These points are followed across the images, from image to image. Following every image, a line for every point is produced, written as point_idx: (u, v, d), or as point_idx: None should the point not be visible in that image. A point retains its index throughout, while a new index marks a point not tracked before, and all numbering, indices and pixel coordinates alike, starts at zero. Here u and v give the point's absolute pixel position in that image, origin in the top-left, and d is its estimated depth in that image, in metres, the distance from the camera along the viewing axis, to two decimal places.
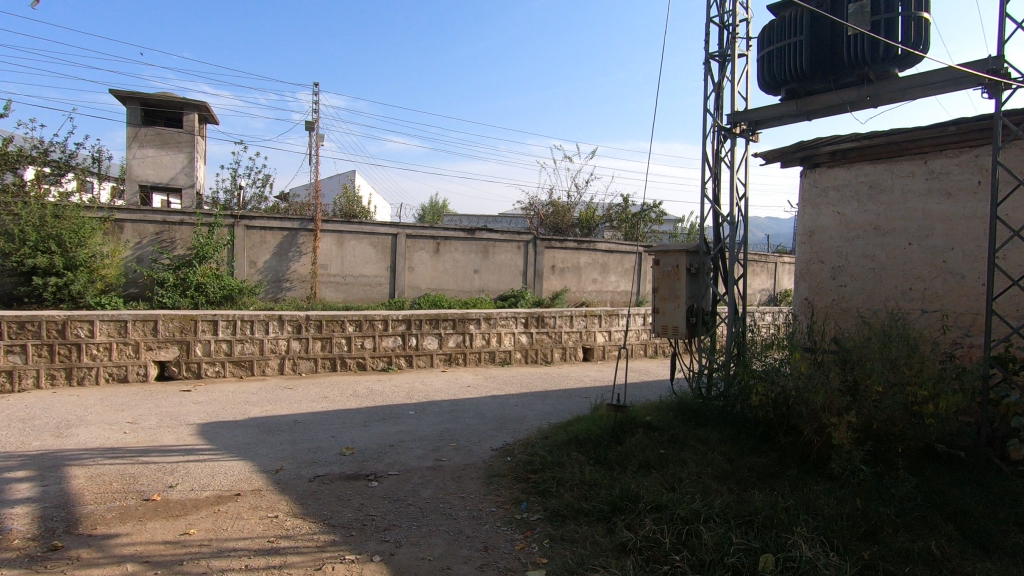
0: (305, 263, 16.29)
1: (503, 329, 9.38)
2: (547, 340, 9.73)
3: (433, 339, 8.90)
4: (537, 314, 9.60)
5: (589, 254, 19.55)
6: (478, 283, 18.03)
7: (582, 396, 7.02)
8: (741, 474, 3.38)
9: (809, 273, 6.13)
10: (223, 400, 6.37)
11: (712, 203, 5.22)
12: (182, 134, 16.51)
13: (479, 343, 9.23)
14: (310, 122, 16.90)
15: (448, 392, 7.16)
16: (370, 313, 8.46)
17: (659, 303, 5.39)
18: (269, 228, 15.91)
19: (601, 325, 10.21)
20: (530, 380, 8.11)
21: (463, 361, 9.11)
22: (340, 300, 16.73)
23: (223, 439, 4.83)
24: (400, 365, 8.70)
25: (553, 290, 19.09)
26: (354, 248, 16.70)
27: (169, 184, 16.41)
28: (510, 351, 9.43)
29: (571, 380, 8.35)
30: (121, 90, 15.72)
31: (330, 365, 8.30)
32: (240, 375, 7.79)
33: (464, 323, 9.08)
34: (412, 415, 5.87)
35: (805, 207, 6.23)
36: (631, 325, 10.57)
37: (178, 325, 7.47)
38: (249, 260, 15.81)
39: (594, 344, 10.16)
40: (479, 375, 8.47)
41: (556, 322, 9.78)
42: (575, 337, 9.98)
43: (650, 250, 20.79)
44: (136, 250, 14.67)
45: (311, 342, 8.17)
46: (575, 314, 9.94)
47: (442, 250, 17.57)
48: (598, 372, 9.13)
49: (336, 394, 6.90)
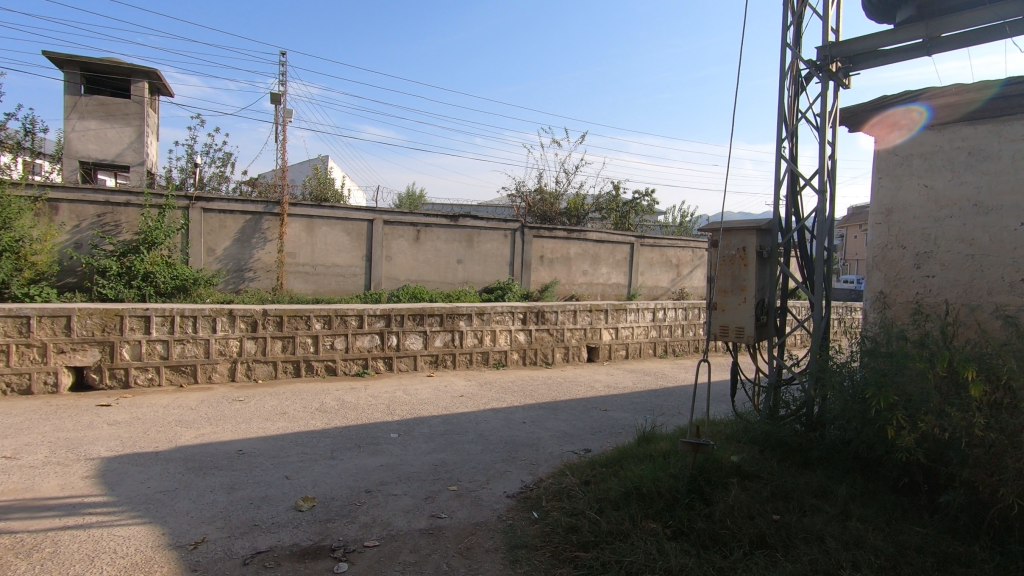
0: (270, 250, 14.71)
1: (498, 327, 8.11)
2: (547, 338, 8.49)
3: (417, 338, 7.59)
4: (536, 309, 8.36)
5: (580, 244, 18.40)
6: (461, 274, 16.69)
7: (602, 411, 5.80)
8: (916, 564, 2.22)
9: (885, 261, 4.83)
10: (148, 420, 4.95)
11: (789, 163, 4.03)
12: (130, 105, 14.71)
13: (470, 342, 7.94)
14: (276, 94, 15.25)
15: (438, 403, 5.86)
16: (341, 308, 7.09)
17: (717, 298, 4.17)
18: (229, 212, 14.28)
19: (607, 322, 9.03)
20: (534, 387, 6.86)
21: (452, 364, 7.82)
22: (310, 291, 15.22)
23: (130, 484, 3.46)
24: (378, 369, 7.36)
25: (542, 282, 17.87)
26: (325, 235, 15.17)
27: (115, 161, 14.59)
28: (506, 351, 8.17)
29: (581, 385, 7.13)
30: (56, 52, 13.85)
31: (293, 369, 6.92)
32: (180, 383, 6.35)
33: (453, 319, 7.78)
34: (395, 441, 4.53)
35: (879, 179, 4.91)
36: (640, 321, 9.43)
37: (98, 322, 6.00)
38: (206, 247, 14.15)
39: (599, 343, 8.97)
40: (472, 380, 7.19)
41: (558, 319, 8.56)
42: (578, 335, 8.77)
43: (641, 240, 19.88)
44: (74, 234, 12.88)
45: (269, 342, 6.78)
46: (579, 309, 8.73)
47: (422, 238, 16.15)
48: (608, 376, 7.91)
49: (299, 408, 5.54)
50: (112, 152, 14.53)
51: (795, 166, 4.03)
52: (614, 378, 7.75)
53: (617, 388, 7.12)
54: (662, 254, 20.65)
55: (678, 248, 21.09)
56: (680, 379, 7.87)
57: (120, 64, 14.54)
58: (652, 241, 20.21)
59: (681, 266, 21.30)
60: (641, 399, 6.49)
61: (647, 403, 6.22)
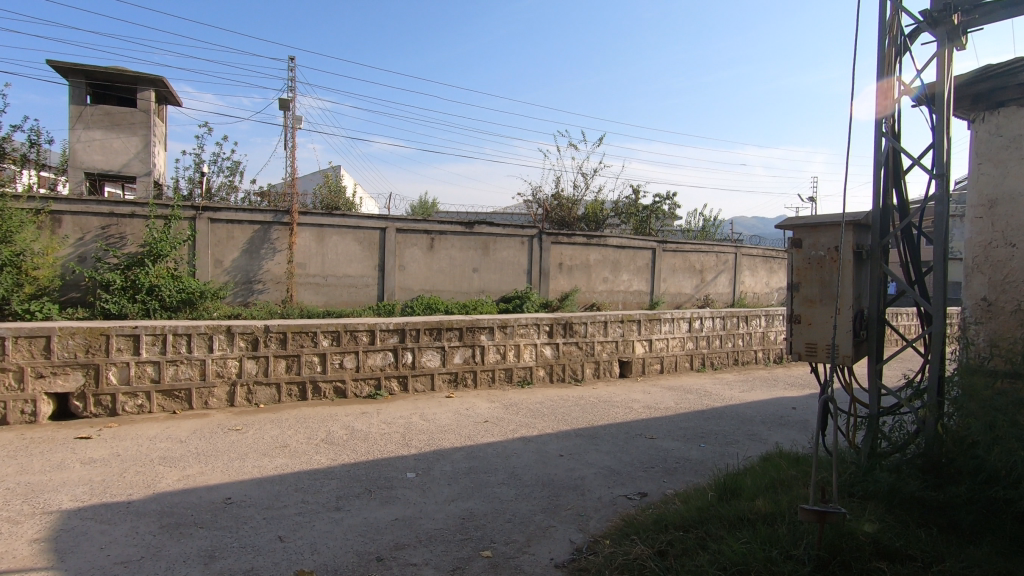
0: (279, 261, 14.16)
1: (522, 340, 7.40)
2: (576, 353, 7.76)
3: (435, 354, 6.90)
4: (564, 321, 7.64)
5: (600, 250, 17.65)
6: (477, 283, 16.01)
7: (648, 439, 5.04)
8: None
9: (989, 262, 3.93)
10: (129, 457, 4.29)
11: (891, 139, 3.33)
12: (136, 114, 14.32)
13: (492, 359, 7.23)
14: (284, 100, 14.76)
15: (460, 431, 5.15)
16: (351, 322, 6.44)
17: (802, 309, 3.46)
18: (237, 222, 13.77)
19: (639, 334, 8.29)
20: (566, 408, 6.12)
21: (473, 383, 7.11)
22: (321, 303, 14.63)
23: (88, 551, 2.80)
24: (392, 390, 6.68)
25: (561, 290, 17.14)
26: (336, 244, 14.60)
27: (121, 172, 14.17)
28: (532, 368, 7.44)
29: (617, 406, 6.38)
30: (61, 61, 13.50)
31: (298, 392, 6.26)
32: (173, 409, 5.71)
33: (473, 334, 7.09)
34: (413, 483, 3.82)
35: (979, 164, 4.03)
36: (675, 332, 8.66)
37: (82, 343, 5.40)
38: (214, 259, 13.63)
39: (632, 357, 8.21)
40: (495, 401, 6.48)
41: (587, 331, 7.83)
42: (610, 348, 8.02)
43: (663, 246, 19.10)
44: (77, 247, 12.42)
45: (272, 361, 6.13)
46: (610, 319, 8.00)
47: (437, 247, 15.51)
48: (646, 394, 7.14)
49: (303, 438, 4.86)
50: (118, 162, 14.11)
51: (898, 143, 3.34)
52: (652, 397, 6.98)
53: (659, 409, 6.35)
54: (684, 260, 19.85)
55: (701, 253, 20.28)
56: (727, 397, 7.07)
57: (126, 72, 14.16)
58: (674, 246, 19.42)
59: (704, 271, 20.47)
60: (689, 423, 5.71)
61: (697, 429, 5.45)
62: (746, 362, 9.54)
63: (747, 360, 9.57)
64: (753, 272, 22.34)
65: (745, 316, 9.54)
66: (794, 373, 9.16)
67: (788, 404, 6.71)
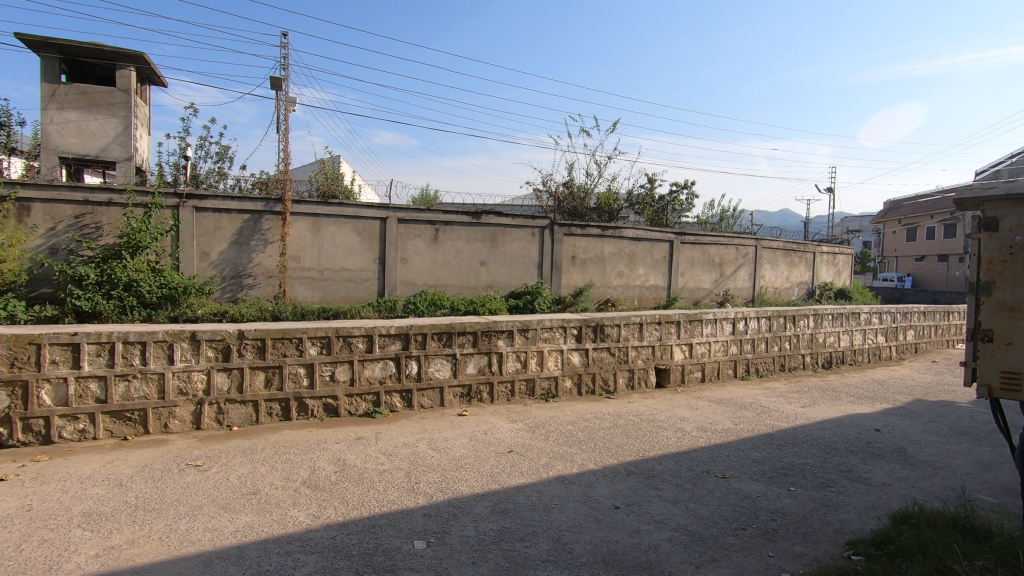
0: (271, 254, 13.07)
1: (546, 346, 6.32)
2: (607, 360, 6.67)
3: (444, 364, 5.82)
4: (594, 323, 6.56)
5: (615, 242, 16.56)
6: (485, 277, 14.90)
7: (722, 481, 3.93)
8: None
9: None
10: (42, 513, 3.20)
11: None
12: (115, 93, 13.18)
13: (511, 368, 6.14)
14: (276, 78, 13.59)
15: (480, 469, 4.04)
16: (344, 326, 5.38)
17: (996, 323, 2.94)
18: (225, 210, 12.66)
19: (678, 338, 7.20)
20: (606, 432, 5.01)
21: (489, 397, 6.01)
22: (316, 299, 13.50)
23: None
24: (394, 407, 5.60)
25: (574, 285, 16.06)
26: (333, 235, 13.50)
27: (99, 157, 13.02)
28: (557, 378, 6.36)
29: (665, 428, 5.27)
30: (30, 35, 12.34)
31: (280, 411, 5.17)
32: (124, 435, 4.64)
33: (489, 339, 6.02)
34: (423, 563, 2.71)
35: None
36: (716, 335, 7.57)
37: (5, 354, 4.32)
38: (199, 251, 12.53)
39: (670, 364, 7.11)
40: (518, 421, 5.40)
41: (619, 334, 6.74)
42: (645, 354, 6.94)
43: (681, 238, 18.00)
44: (48, 238, 11.33)
45: (249, 374, 5.05)
46: (646, 321, 6.91)
47: (442, 238, 14.40)
48: (693, 409, 6.03)
49: (279, 481, 3.76)
50: (96, 146, 12.96)
51: None
52: (702, 413, 5.88)
53: (718, 431, 5.23)
54: (703, 252, 18.74)
55: (720, 246, 19.18)
56: (790, 413, 5.97)
57: (103, 47, 13.00)
58: (692, 238, 18.32)
59: (724, 265, 19.36)
60: (762, 454, 4.60)
61: (775, 463, 4.34)
62: (794, 368, 8.45)
63: (794, 366, 8.48)
64: (773, 265, 21.22)
65: (792, 316, 8.45)
66: (850, 380, 8.07)
67: (868, 424, 5.61)
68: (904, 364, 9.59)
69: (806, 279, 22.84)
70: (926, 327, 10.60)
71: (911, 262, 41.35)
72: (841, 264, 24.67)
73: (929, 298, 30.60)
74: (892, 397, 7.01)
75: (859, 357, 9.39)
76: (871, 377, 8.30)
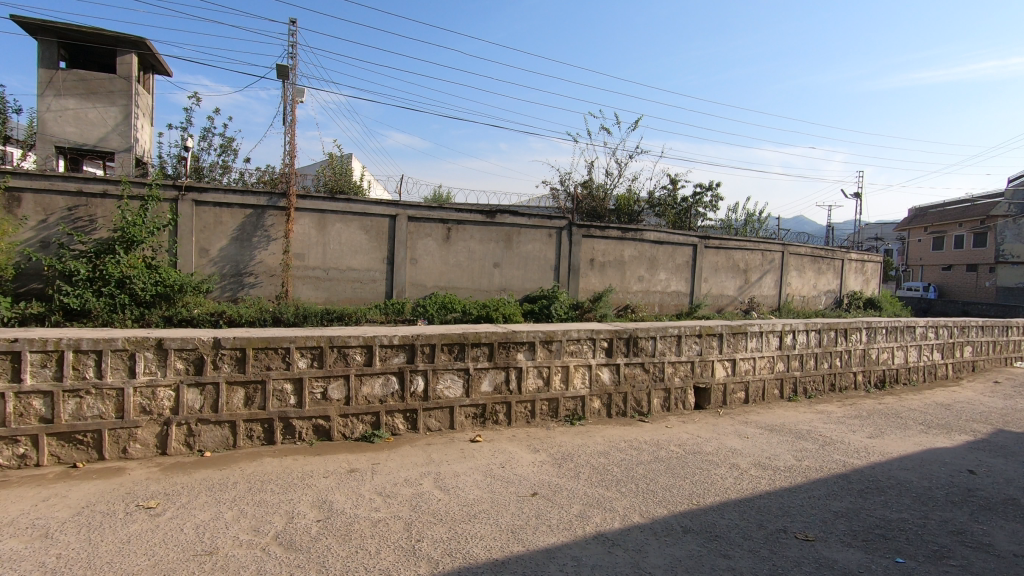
0: (274, 251, 12.39)
1: (572, 361, 5.51)
2: (641, 377, 5.85)
3: (456, 381, 5.03)
4: (626, 335, 5.74)
5: (635, 246, 15.71)
6: (498, 280, 14.11)
7: (806, 546, 3.08)
8: None
9: None
10: None
11: None
12: (115, 80, 12.57)
13: (532, 386, 5.34)
14: (283, 67, 12.92)
15: (497, 521, 3.23)
16: (341, 335, 4.60)
17: None
18: (226, 205, 11.99)
19: (719, 353, 6.35)
20: (646, 469, 4.18)
21: (506, 419, 5.21)
22: (320, 300, 12.77)
23: None
24: (396, 430, 4.82)
25: (592, 290, 15.21)
26: (339, 233, 12.79)
27: (97, 147, 12.42)
28: (584, 398, 5.54)
29: (717, 464, 4.42)
30: (27, 19, 11.77)
31: (262, 434, 4.41)
32: (73, 462, 3.90)
33: (507, 352, 5.22)
34: None
35: None
36: (762, 350, 6.71)
37: None
38: (198, 247, 11.87)
39: (711, 382, 6.27)
40: (540, 450, 4.58)
41: (655, 348, 5.92)
42: (683, 371, 6.09)
43: (705, 242, 17.11)
44: (38, 231, 10.71)
45: (226, 389, 4.29)
46: (685, 333, 6.07)
47: (454, 237, 13.63)
48: (742, 438, 5.18)
49: (244, 535, 2.97)
50: (94, 136, 12.36)
51: None
52: (754, 443, 5.03)
53: (780, 469, 4.37)
54: (727, 258, 17.81)
55: (745, 251, 18.22)
56: (858, 446, 5.09)
57: (103, 32, 12.39)
58: (716, 243, 17.41)
59: (749, 271, 18.39)
60: (842, 504, 3.74)
61: (865, 518, 3.48)
62: (844, 387, 7.56)
63: (844, 385, 7.59)
64: (800, 272, 20.21)
65: (844, 329, 7.56)
66: (910, 403, 7.15)
67: (956, 462, 4.71)
68: (963, 384, 8.64)
69: (834, 288, 21.77)
70: (984, 343, 9.62)
71: (937, 271, 39.93)
72: (869, 272, 23.56)
73: (959, 309, 29.32)
74: (968, 426, 6.09)
75: (914, 376, 8.46)
76: (933, 400, 7.38)
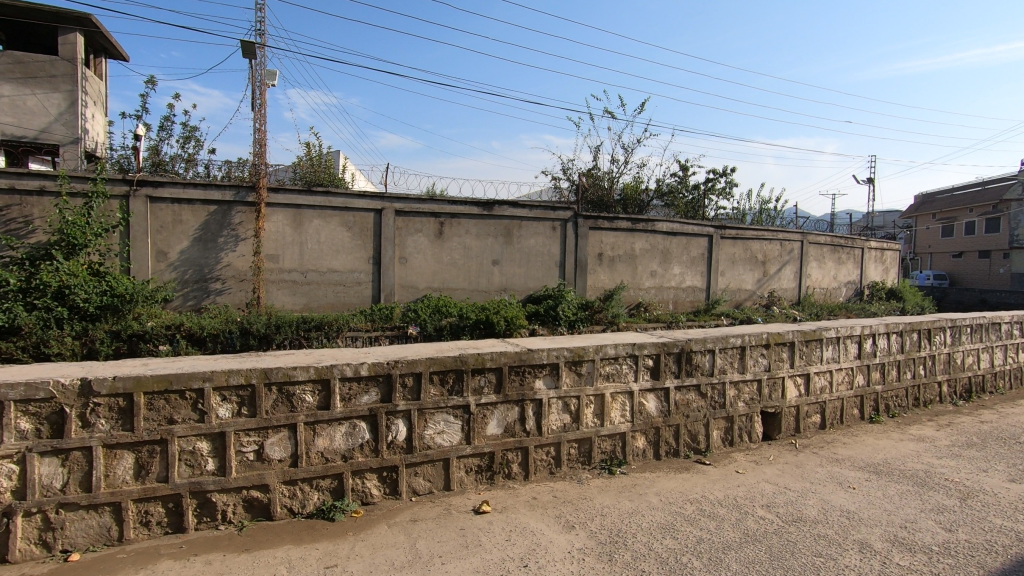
0: (244, 253, 10.91)
1: (610, 387, 4.09)
2: (696, 405, 4.44)
3: (450, 424, 3.59)
4: (677, 349, 4.33)
5: (646, 238, 14.31)
6: (498, 279, 12.66)
7: None
8: None
9: None
10: None
11: None
12: (57, 62, 11.03)
13: (556, 424, 3.91)
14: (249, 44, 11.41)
15: None
16: (281, 366, 3.15)
17: None
18: (185, 200, 10.50)
19: (791, 367, 4.94)
20: (745, 566, 2.75)
21: (521, 472, 3.80)
22: (298, 307, 11.29)
23: None
24: (368, 498, 3.38)
25: (601, 287, 13.80)
26: (318, 230, 11.32)
27: (39, 139, 10.88)
28: (624, 437, 4.13)
29: (842, 546, 2.99)
30: None
31: (166, 519, 2.97)
32: None
33: (522, 379, 3.79)
34: None
35: None
36: (840, 361, 5.30)
37: None
38: (155, 250, 10.39)
39: (781, 406, 4.87)
40: (577, 527, 3.15)
41: (713, 365, 4.51)
42: (750, 393, 4.69)
43: (720, 232, 15.72)
44: None
45: (104, 457, 2.84)
46: (749, 343, 4.66)
47: (447, 233, 12.18)
48: (848, 491, 3.76)
49: None
50: (34, 126, 10.82)
51: None
52: (869, 500, 3.62)
53: (934, 553, 2.95)
54: (744, 248, 16.41)
55: (764, 241, 16.83)
56: (1013, 498, 3.66)
57: (42, 7, 10.83)
58: (733, 232, 16.02)
59: (767, 263, 16.99)
60: None
61: None
62: (929, 402, 6.16)
63: (929, 399, 6.18)
64: (820, 263, 18.83)
65: (927, 330, 6.15)
66: (1018, 421, 5.74)
67: None
68: None
69: (854, 278, 20.41)
70: None
71: (947, 259, 38.69)
72: (888, 261, 22.21)
73: (977, 297, 28.00)
74: None
75: (1001, 382, 7.06)
76: None
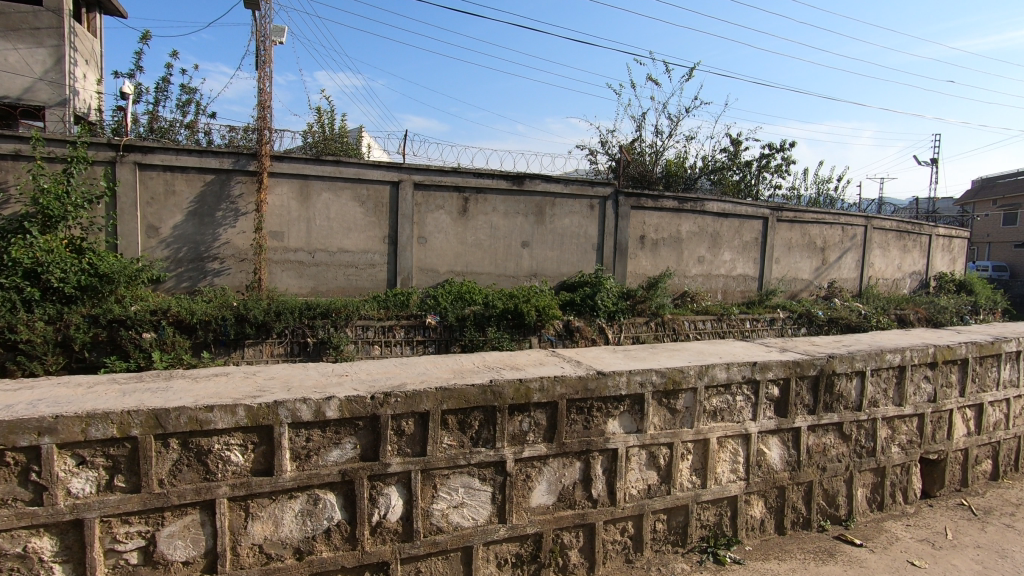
0: (244, 230, 9.72)
1: (717, 430, 2.67)
2: (837, 451, 3.00)
3: (473, 493, 2.23)
4: (815, 370, 2.88)
5: (694, 219, 12.70)
6: (527, 262, 11.26)
7: None
8: None
9: None
10: None
11: None
12: (41, 13, 9.86)
13: (636, 488, 2.53)
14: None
15: None
16: (182, 409, 1.82)
17: None
18: (178, 168, 9.28)
19: (961, 394, 3.45)
20: None
21: (583, 564, 2.43)
22: (305, 291, 10.08)
23: None
24: None
25: (643, 274, 12.28)
26: (327, 205, 10.04)
27: (23, 99, 9.78)
28: (736, 502, 2.73)
29: None
30: None
31: None
32: None
33: (587, 420, 2.41)
34: None
35: None
36: (1019, 386, 3.77)
37: None
38: (145, 224, 9.25)
39: (947, 451, 3.40)
40: None
41: (861, 393, 3.05)
42: (907, 433, 3.23)
43: (777, 214, 13.96)
44: None
45: None
46: (912, 363, 3.18)
47: (472, 210, 10.79)
48: None
49: None
50: (17, 85, 9.71)
51: None
52: None
53: None
54: (803, 233, 14.64)
55: (824, 226, 15.01)
56: None
57: None
58: (791, 214, 14.26)
59: (827, 250, 15.17)
60: None
61: None
62: None
63: None
64: (884, 251, 16.89)
65: None
66: None
67: None
68: None
69: (919, 268, 18.38)
70: None
71: (1008, 249, 35.80)
72: (957, 249, 20.04)
73: None
74: None
75: None
76: None
